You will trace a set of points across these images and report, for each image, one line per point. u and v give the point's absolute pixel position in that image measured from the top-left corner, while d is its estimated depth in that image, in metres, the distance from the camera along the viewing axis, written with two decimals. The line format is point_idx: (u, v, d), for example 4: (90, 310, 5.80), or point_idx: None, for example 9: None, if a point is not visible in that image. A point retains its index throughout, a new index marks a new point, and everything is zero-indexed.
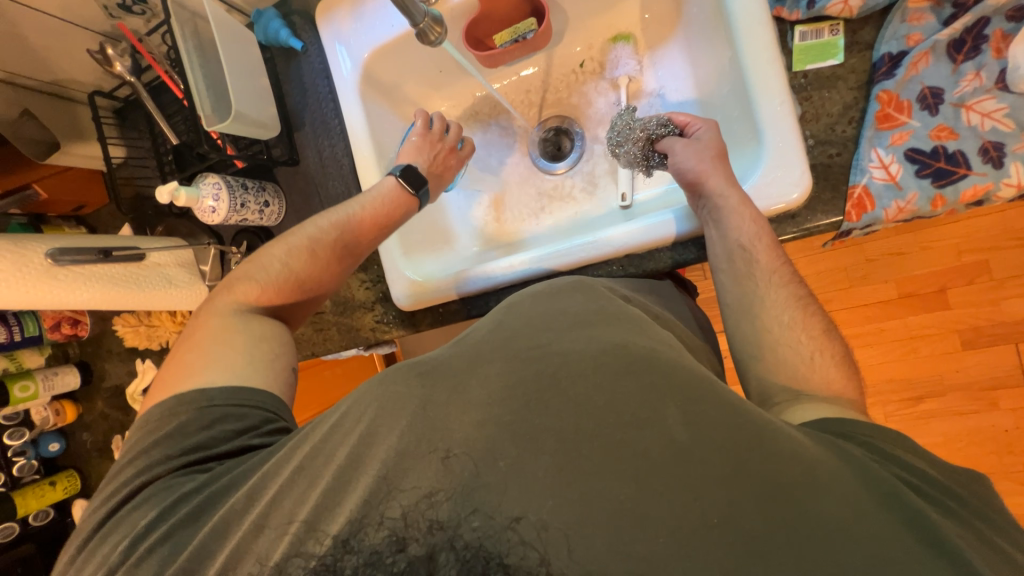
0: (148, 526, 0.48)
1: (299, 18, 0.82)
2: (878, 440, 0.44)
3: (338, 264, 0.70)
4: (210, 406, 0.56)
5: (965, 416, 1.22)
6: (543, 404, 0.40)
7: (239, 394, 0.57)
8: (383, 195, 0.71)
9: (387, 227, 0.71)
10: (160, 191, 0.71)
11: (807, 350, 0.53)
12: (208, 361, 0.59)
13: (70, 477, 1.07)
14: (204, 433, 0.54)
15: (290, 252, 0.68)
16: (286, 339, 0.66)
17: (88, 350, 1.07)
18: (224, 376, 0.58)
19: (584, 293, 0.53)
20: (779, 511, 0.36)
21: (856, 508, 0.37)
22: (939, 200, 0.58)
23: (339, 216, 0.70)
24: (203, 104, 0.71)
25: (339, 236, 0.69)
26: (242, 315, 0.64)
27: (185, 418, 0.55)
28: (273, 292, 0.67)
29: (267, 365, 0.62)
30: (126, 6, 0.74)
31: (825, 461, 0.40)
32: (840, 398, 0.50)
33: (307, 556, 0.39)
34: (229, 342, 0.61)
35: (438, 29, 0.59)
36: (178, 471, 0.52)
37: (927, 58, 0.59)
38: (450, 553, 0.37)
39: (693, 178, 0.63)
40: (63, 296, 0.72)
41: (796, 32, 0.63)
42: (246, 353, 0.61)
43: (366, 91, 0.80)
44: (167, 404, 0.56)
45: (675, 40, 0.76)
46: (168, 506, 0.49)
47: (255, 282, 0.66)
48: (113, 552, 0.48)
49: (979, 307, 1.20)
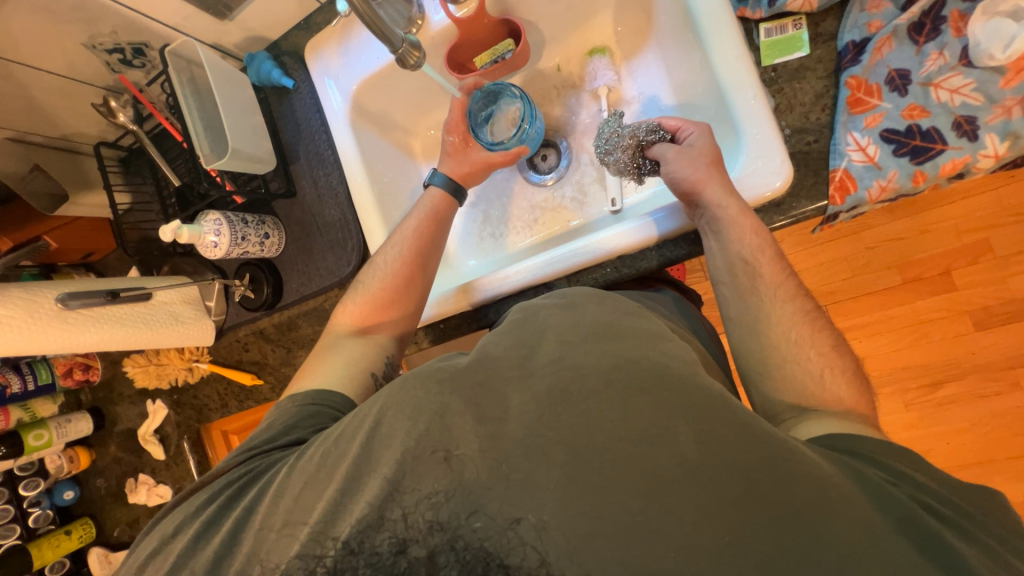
0: (201, 507, 0.51)
1: (289, 58, 0.86)
2: (884, 455, 0.44)
3: (410, 280, 0.72)
4: (294, 405, 0.59)
5: (988, 399, 1.19)
6: (555, 418, 0.40)
7: (319, 395, 0.61)
8: (430, 204, 0.75)
9: (437, 229, 0.74)
10: (162, 230, 0.73)
11: (818, 368, 0.53)
12: (309, 372, 0.66)
13: (85, 525, 1.07)
14: (279, 425, 0.57)
15: (374, 274, 0.72)
16: (378, 355, 0.69)
17: (100, 395, 1.07)
18: (320, 384, 0.63)
19: (598, 304, 0.52)
20: (792, 534, 0.35)
21: (868, 528, 0.36)
22: (919, 176, 0.58)
23: (400, 229, 0.74)
24: (202, 143, 0.74)
25: (400, 245, 0.72)
26: (336, 335, 0.70)
27: (277, 416, 0.59)
28: (356, 311, 0.71)
29: (352, 376, 0.65)
30: (126, 61, 0.78)
31: (839, 483, 0.39)
32: (851, 414, 0.50)
33: (308, 557, 0.41)
34: (325, 353, 0.68)
35: (416, 53, 0.61)
36: (243, 460, 0.54)
37: (890, 41, 0.60)
38: (450, 554, 0.38)
39: (689, 187, 0.63)
40: (71, 337, 0.73)
41: (761, 29, 0.65)
42: (339, 364, 0.65)
43: (357, 121, 0.83)
44: (275, 407, 0.61)
45: (649, 48, 0.79)
46: (236, 491, 0.51)
47: (344, 303, 0.72)
48: (166, 526, 0.52)
49: (986, 285, 1.19)
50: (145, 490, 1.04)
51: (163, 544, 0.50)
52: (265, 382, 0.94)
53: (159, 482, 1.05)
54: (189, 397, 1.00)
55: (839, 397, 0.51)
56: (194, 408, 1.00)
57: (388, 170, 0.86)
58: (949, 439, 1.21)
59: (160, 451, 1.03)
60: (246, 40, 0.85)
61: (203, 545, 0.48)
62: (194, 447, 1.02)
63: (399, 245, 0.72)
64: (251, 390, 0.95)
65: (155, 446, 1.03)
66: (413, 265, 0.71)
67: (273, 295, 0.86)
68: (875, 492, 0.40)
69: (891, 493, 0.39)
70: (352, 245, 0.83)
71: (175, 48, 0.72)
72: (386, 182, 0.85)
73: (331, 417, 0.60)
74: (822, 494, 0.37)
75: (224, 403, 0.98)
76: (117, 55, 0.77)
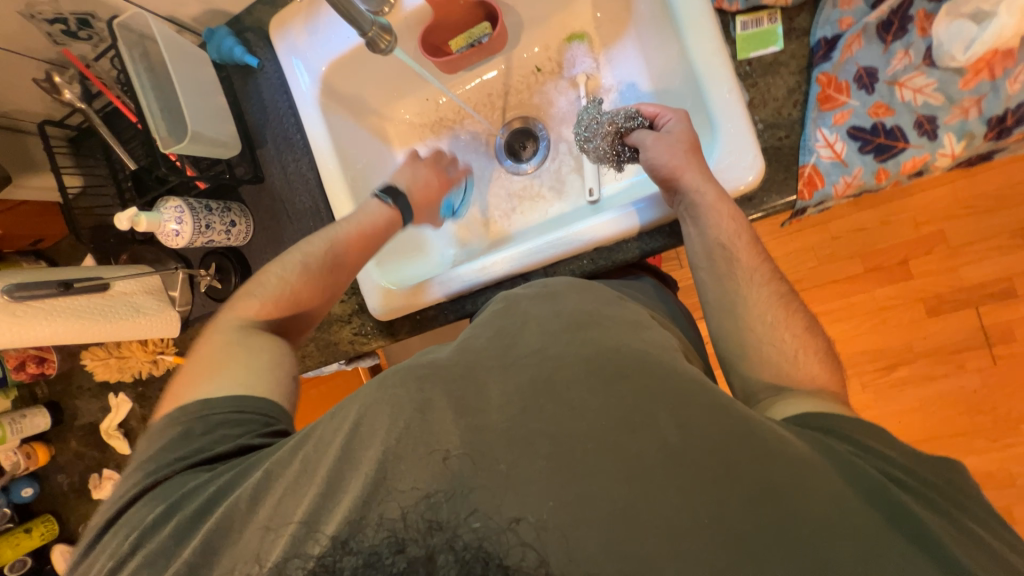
0: (166, 516, 0.49)
1: (252, 35, 0.82)
2: (858, 433, 0.46)
3: (331, 281, 0.71)
4: (218, 415, 0.57)
5: (937, 380, 1.27)
6: (537, 409, 0.41)
7: (244, 401, 0.59)
8: (369, 215, 0.72)
9: (373, 244, 0.72)
10: (119, 218, 0.69)
11: (791, 348, 0.55)
12: (212, 372, 0.61)
13: (47, 523, 1.03)
14: (206, 436, 0.56)
15: (291, 271, 0.69)
16: (289, 356, 0.68)
17: (57, 389, 1.02)
18: (242, 388, 0.60)
19: (578, 293, 0.54)
20: (770, 512, 0.36)
21: (843, 506, 0.38)
22: (882, 173, 0.61)
23: (332, 234, 0.71)
24: (158, 126, 0.70)
25: (332, 252, 0.70)
26: (240, 330, 0.66)
27: (191, 423, 0.57)
28: (271, 307, 0.69)
29: (275, 378, 0.63)
30: (70, 33, 0.73)
31: (809, 456, 0.41)
32: (824, 391, 0.52)
33: (306, 557, 0.40)
34: (233, 355, 0.63)
35: (388, 37, 0.59)
36: (179, 472, 0.53)
37: (860, 39, 0.62)
38: (450, 554, 0.37)
39: (666, 174, 0.63)
40: (21, 333, 0.69)
41: (737, 22, 0.65)
42: (263, 368, 0.63)
43: (328, 104, 0.79)
44: (172, 413, 0.58)
45: (627, 36, 0.78)
46: (176, 500, 0.50)
47: (254, 298, 0.68)
48: (122, 543, 0.50)
49: (940, 274, 1.25)
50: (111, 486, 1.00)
51: (126, 558, 0.48)
52: None
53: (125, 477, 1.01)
54: (155, 390, 0.97)
55: (812, 375, 0.54)
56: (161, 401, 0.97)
57: (361, 157, 0.83)
58: (902, 417, 1.29)
59: (125, 446, 0.99)
60: (204, 14, 0.79)
61: (174, 560, 0.47)
62: None
63: (330, 251, 0.70)
64: None
65: (120, 440, 0.99)
66: (336, 270, 0.70)
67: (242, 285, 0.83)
68: (851, 473, 0.41)
69: (866, 475, 0.41)
70: None
71: (124, 20, 0.67)
72: (359, 169, 0.82)
73: (261, 423, 0.58)
74: (796, 473, 0.39)
75: None
76: (61, 26, 0.71)
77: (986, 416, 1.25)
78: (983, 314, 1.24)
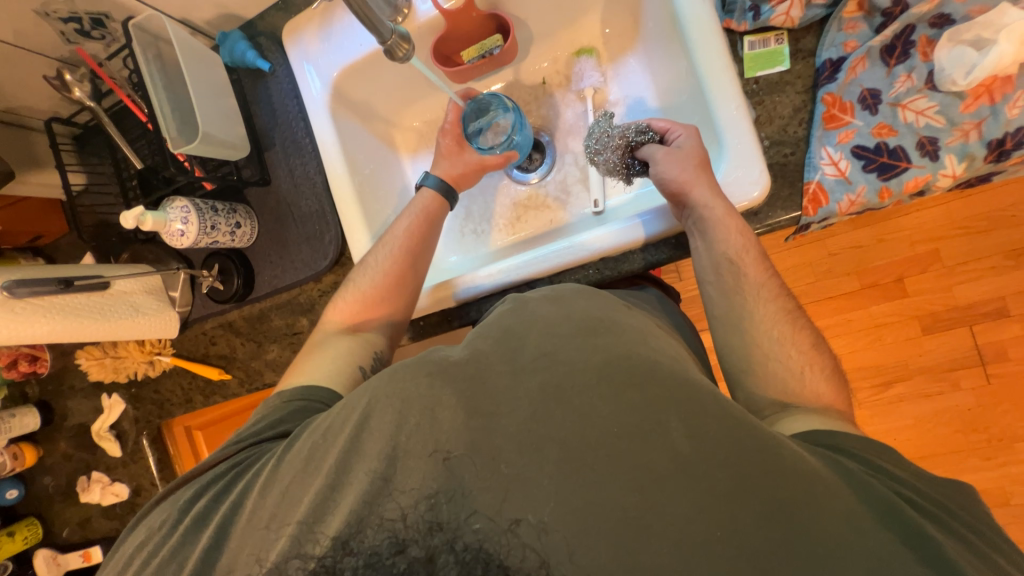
0: (190, 502, 0.50)
1: (264, 39, 0.83)
2: (864, 450, 0.46)
3: (402, 279, 0.70)
4: (282, 400, 0.59)
5: (932, 398, 1.28)
6: (548, 415, 0.41)
7: (308, 390, 0.60)
8: (421, 206, 0.74)
9: (429, 232, 0.72)
10: (125, 216, 0.69)
11: (797, 364, 0.56)
12: (294, 370, 0.65)
13: (30, 525, 1.00)
14: (266, 419, 0.57)
15: (365, 274, 0.70)
16: (367, 353, 0.67)
17: (48, 389, 1.00)
18: (311, 379, 0.62)
19: (587, 299, 0.54)
20: (778, 523, 0.36)
21: (853, 522, 0.38)
22: (885, 191, 0.62)
23: (397, 229, 0.72)
24: (169, 127, 0.70)
25: (401, 245, 0.71)
26: (325, 337, 0.68)
27: (262, 411, 0.59)
28: (349, 310, 0.69)
29: (341, 369, 0.64)
30: (83, 32, 0.73)
31: (820, 472, 0.41)
32: (829, 408, 0.52)
33: (306, 557, 0.40)
34: (313, 353, 0.66)
35: (405, 46, 0.60)
36: (235, 453, 0.53)
37: (864, 62, 0.63)
38: (450, 555, 0.38)
39: (676, 188, 0.64)
40: (18, 329, 0.69)
41: (745, 42, 0.67)
42: (330, 361, 0.64)
43: (339, 109, 0.80)
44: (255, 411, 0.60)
45: (635, 51, 0.79)
46: (214, 476, 0.51)
47: (333, 303, 0.71)
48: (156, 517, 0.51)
49: (936, 293, 1.27)
50: (99, 489, 0.99)
51: (154, 530, 0.50)
52: (232, 377, 0.89)
53: (114, 480, 0.99)
54: (149, 391, 0.95)
55: (818, 391, 0.54)
56: (155, 403, 0.95)
57: (369, 161, 0.83)
58: (896, 434, 1.30)
59: (115, 448, 0.97)
60: (218, 18, 0.80)
61: (197, 533, 0.47)
62: (154, 444, 0.98)
63: (396, 244, 0.71)
64: (218, 385, 0.91)
65: (111, 442, 0.97)
66: (403, 265, 0.70)
67: (244, 288, 0.83)
68: (859, 488, 0.41)
69: (872, 491, 0.41)
70: (329, 236, 0.80)
71: (140, 21, 0.68)
72: (367, 174, 0.82)
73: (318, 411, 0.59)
74: (807, 487, 0.38)
75: (188, 398, 0.93)
76: (74, 25, 0.71)
77: (980, 435, 1.26)
78: (978, 333, 1.26)
